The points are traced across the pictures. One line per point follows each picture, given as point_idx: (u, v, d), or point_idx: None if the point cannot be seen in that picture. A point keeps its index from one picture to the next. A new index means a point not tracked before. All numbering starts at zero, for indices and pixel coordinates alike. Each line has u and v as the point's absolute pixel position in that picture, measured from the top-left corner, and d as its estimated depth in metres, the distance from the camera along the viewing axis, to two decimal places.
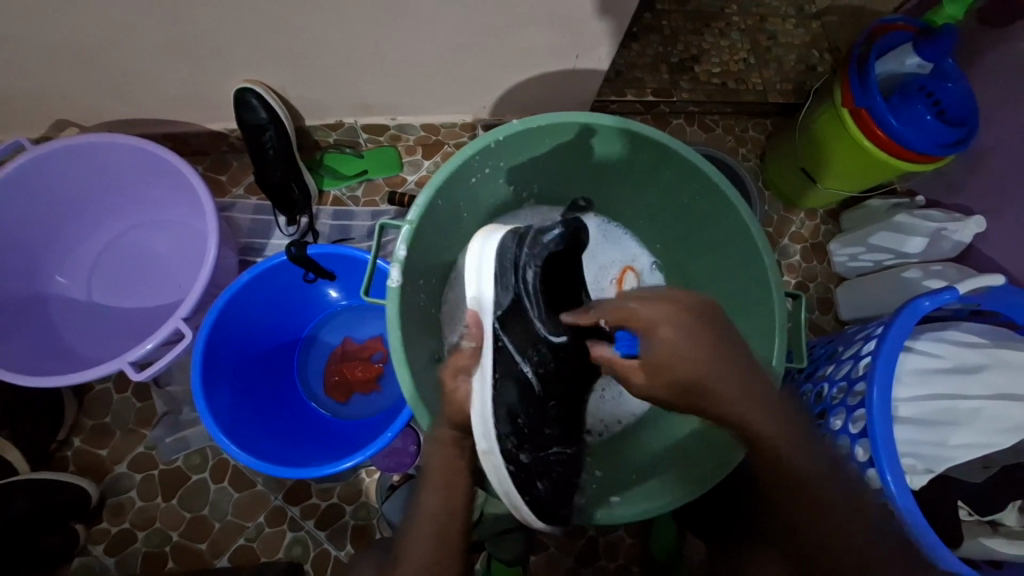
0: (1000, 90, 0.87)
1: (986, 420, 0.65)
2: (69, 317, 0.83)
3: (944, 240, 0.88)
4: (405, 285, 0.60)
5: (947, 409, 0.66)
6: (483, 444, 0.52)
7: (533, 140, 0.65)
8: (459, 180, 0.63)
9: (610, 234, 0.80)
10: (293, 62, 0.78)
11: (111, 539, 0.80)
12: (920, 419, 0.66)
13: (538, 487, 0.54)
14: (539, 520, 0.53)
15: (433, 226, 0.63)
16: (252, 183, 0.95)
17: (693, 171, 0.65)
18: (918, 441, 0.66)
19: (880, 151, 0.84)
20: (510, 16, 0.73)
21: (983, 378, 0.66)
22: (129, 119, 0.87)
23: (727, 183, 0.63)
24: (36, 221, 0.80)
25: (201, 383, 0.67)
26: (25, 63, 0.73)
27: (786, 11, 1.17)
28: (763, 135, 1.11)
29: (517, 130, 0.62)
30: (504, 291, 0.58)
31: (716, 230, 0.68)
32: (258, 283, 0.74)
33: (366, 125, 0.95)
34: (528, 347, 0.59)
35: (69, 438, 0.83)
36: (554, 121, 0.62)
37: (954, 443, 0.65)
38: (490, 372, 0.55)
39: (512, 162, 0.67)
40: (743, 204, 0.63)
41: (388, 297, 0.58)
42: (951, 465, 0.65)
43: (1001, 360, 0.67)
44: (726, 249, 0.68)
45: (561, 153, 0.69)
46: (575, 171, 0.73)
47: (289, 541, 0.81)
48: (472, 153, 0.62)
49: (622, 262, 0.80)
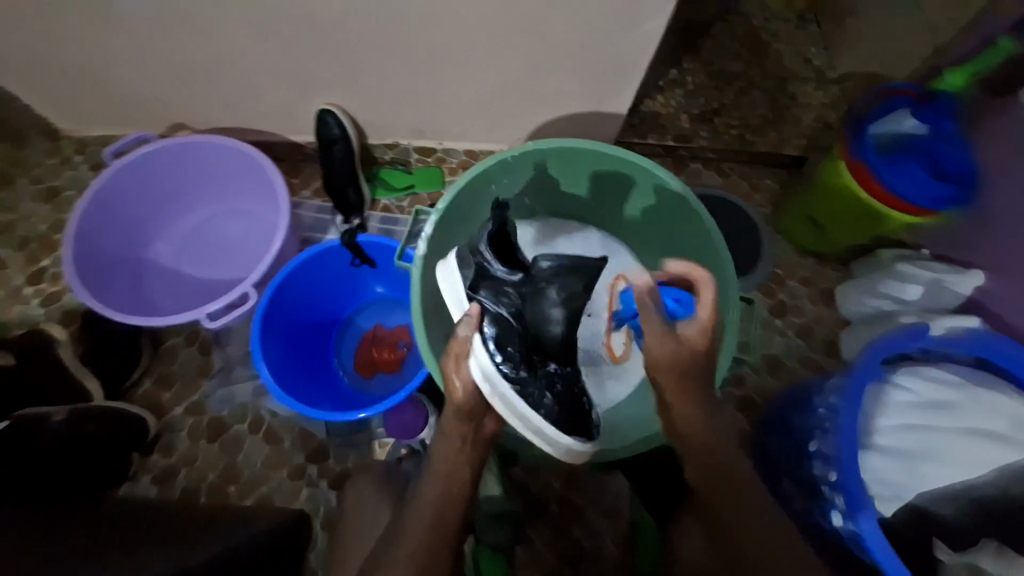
0: (1000, 157, 0.89)
1: (956, 454, 0.68)
2: (159, 280, 1.01)
3: (944, 290, 0.93)
4: (427, 259, 0.72)
5: (919, 441, 0.69)
6: (492, 393, 0.63)
7: (540, 159, 0.77)
8: (476, 186, 0.76)
9: (609, 245, 0.86)
10: (364, 89, 0.96)
11: (157, 472, 0.93)
12: (892, 449, 0.69)
13: (546, 400, 0.63)
14: (564, 435, 0.63)
15: (453, 217, 0.76)
16: (318, 187, 1.13)
17: (676, 196, 0.75)
18: (888, 471, 0.68)
19: (877, 202, 0.91)
20: (544, 65, 0.89)
21: (959, 415, 0.69)
22: (231, 127, 1.08)
23: (696, 201, 0.72)
24: (149, 199, 1.00)
25: (259, 337, 0.81)
26: (165, 79, 0.95)
27: (806, 75, 1.28)
28: (777, 185, 1.18)
29: (528, 150, 0.73)
30: (466, 268, 0.69)
31: (693, 249, 0.77)
32: (313, 265, 0.88)
33: (417, 146, 1.13)
34: (501, 298, 0.66)
35: (140, 380, 0.98)
36: (559, 145, 0.73)
37: (925, 474, 0.68)
38: (479, 351, 0.64)
39: (524, 176, 0.79)
40: (715, 227, 0.71)
41: (414, 265, 0.71)
42: (921, 494, 0.68)
43: (978, 400, 0.70)
44: (701, 267, 0.77)
45: (567, 175, 0.80)
46: (581, 181, 0.82)
47: (304, 496, 0.91)
48: (492, 163, 0.74)
49: (615, 271, 0.85)
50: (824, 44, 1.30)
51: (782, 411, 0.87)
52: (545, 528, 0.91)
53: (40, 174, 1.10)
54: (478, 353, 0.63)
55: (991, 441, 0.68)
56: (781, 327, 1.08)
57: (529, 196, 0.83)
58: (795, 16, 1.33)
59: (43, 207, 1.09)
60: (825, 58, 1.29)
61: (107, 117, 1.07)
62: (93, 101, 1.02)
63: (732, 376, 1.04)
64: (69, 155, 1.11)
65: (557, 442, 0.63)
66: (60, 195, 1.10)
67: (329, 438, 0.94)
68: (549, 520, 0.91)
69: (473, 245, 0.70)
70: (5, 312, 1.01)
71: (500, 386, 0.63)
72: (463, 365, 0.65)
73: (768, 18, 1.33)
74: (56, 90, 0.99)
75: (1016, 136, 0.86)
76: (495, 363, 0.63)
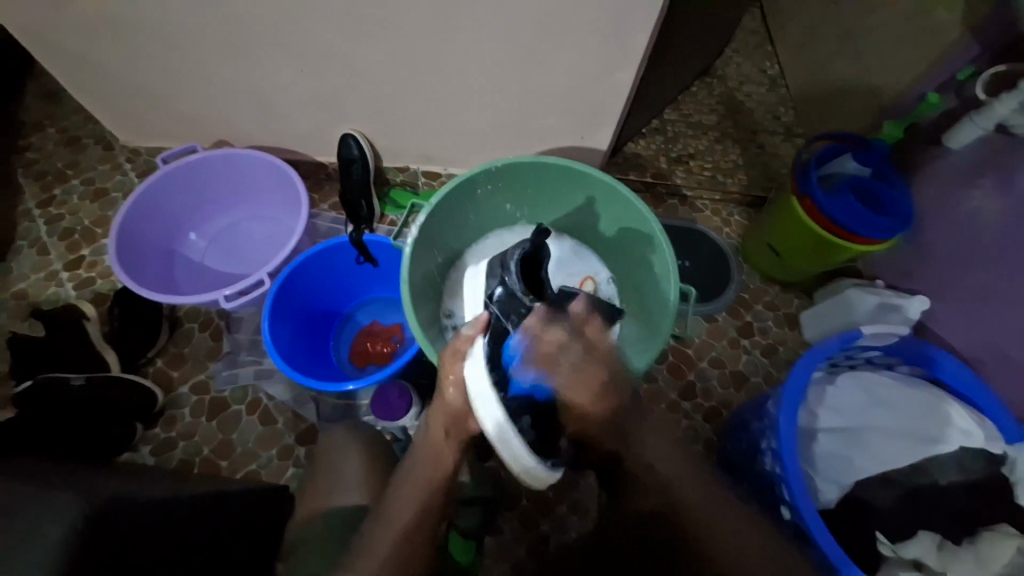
0: (938, 197, 1.01)
1: (882, 445, 0.79)
2: (185, 271, 1.13)
3: (893, 313, 1.04)
4: (416, 249, 0.83)
5: (852, 434, 0.81)
6: (481, 411, 0.59)
7: (521, 173, 0.88)
8: (463, 190, 0.86)
9: (580, 252, 0.97)
10: (383, 119, 1.12)
11: (157, 443, 1.00)
12: (831, 442, 0.80)
13: (524, 423, 0.60)
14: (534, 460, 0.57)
15: (441, 214, 0.87)
16: (335, 202, 1.28)
17: (633, 208, 0.86)
18: (831, 460, 0.80)
19: (824, 231, 1.01)
20: (536, 104, 1.05)
21: (885, 411, 0.81)
22: (264, 145, 1.24)
23: (651, 212, 0.83)
24: (186, 201, 1.14)
25: (269, 317, 0.91)
26: (215, 102, 1.12)
27: (775, 129, 1.42)
28: (746, 221, 1.30)
29: (511, 161, 0.85)
30: (494, 278, 0.79)
31: (643, 254, 0.89)
32: (321, 260, 1.00)
33: (425, 170, 1.28)
34: (512, 314, 0.69)
35: (154, 359, 1.07)
36: (537, 161, 0.86)
37: (858, 462, 0.79)
38: (479, 353, 0.63)
39: (507, 186, 0.90)
40: (665, 236, 0.82)
41: (404, 252, 0.81)
42: (856, 481, 0.78)
43: (901, 399, 0.82)
44: (651, 267, 0.87)
45: (542, 187, 0.92)
46: (553, 194, 0.93)
47: (290, 474, 0.98)
48: (479, 172, 0.85)
49: (585, 273, 0.96)
50: (793, 103, 1.46)
51: (742, 416, 0.94)
52: (514, 518, 0.96)
53: (92, 177, 1.27)
54: (477, 356, 0.63)
55: (915, 437, 0.79)
56: (748, 347, 1.16)
57: (510, 203, 0.94)
58: (767, 79, 1.50)
59: (91, 205, 1.24)
60: (793, 116, 1.44)
61: (159, 131, 1.24)
62: (151, 117, 1.19)
63: (700, 388, 1.11)
64: (121, 162, 1.28)
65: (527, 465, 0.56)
66: (107, 196, 1.25)
67: (318, 422, 1.02)
68: (518, 511, 0.97)
69: (504, 260, 0.79)
70: (43, 293, 1.13)
71: (486, 391, 0.59)
72: (458, 365, 0.64)
73: (743, 80, 1.50)
74: (122, 106, 1.17)
75: (951, 179, 0.99)
76: (487, 371, 0.61)
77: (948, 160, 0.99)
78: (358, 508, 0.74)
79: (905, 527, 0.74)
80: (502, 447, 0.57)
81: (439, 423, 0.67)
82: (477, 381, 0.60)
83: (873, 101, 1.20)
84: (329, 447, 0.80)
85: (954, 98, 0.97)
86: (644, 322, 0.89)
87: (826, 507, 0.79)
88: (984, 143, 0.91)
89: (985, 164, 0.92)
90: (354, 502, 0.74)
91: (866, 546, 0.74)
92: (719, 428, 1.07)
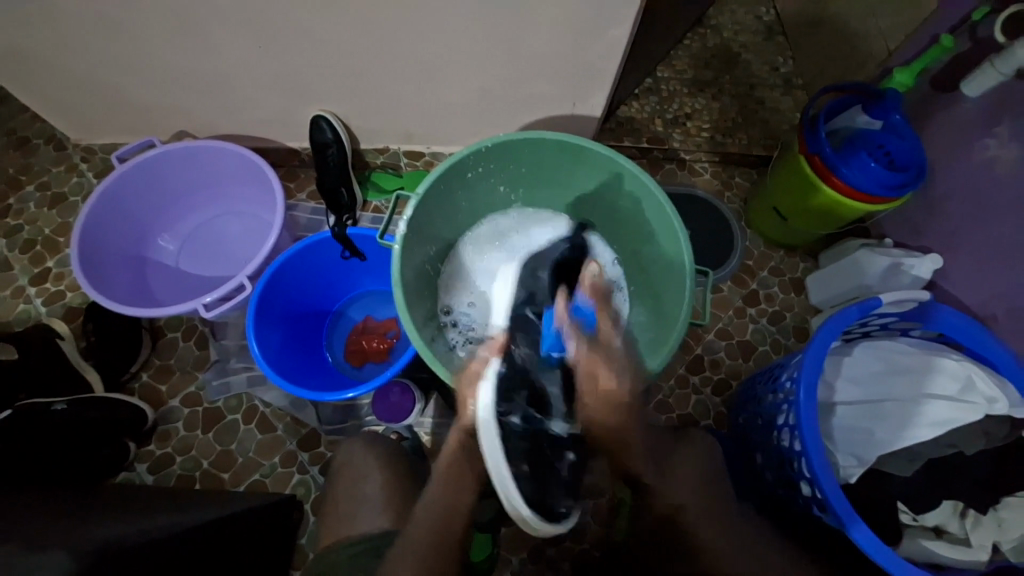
0: (950, 147, 0.96)
1: (913, 416, 0.77)
2: (161, 277, 1.06)
3: (904, 273, 1.00)
4: (406, 243, 0.76)
5: (875, 406, 0.79)
6: (485, 439, 0.58)
7: (510, 152, 0.81)
8: (452, 174, 0.79)
9: None
10: (356, 98, 1.03)
11: (153, 460, 0.97)
12: (851, 413, 0.80)
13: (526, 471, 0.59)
14: (525, 505, 0.56)
15: (428, 203, 0.79)
16: (313, 190, 1.20)
17: (631, 177, 0.80)
18: (848, 435, 0.79)
19: (836, 193, 0.95)
20: (521, 71, 0.96)
21: (912, 378, 0.79)
22: (231, 134, 1.14)
23: (659, 187, 0.77)
24: (148, 201, 1.04)
25: (254, 328, 0.85)
26: (170, 89, 1.01)
27: (774, 82, 1.34)
28: (747, 183, 1.25)
29: (501, 141, 0.78)
30: (521, 289, 0.81)
31: (644, 225, 0.84)
32: (301, 257, 0.93)
33: (407, 150, 1.20)
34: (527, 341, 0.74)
35: (139, 372, 1.02)
36: (527, 138, 0.78)
37: (881, 434, 0.77)
38: (494, 376, 0.64)
39: (500, 164, 0.83)
40: (669, 203, 0.77)
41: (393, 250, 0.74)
42: (880, 453, 0.77)
43: (930, 366, 0.79)
44: (655, 236, 0.83)
45: (536, 165, 0.85)
46: (546, 173, 0.86)
47: (295, 481, 0.96)
48: (467, 154, 0.78)
49: None
50: (791, 52, 1.37)
51: (755, 388, 0.91)
52: None
53: (48, 181, 1.17)
54: (491, 376, 0.64)
55: (943, 401, 0.76)
56: (754, 316, 1.13)
57: (504, 185, 0.87)
58: (763, 26, 1.40)
59: (49, 211, 1.15)
60: (792, 66, 1.36)
61: (113, 124, 1.13)
62: (103, 109, 1.08)
63: (708, 362, 1.09)
64: (76, 163, 1.18)
65: (519, 509, 0.56)
66: (66, 201, 1.16)
67: (319, 425, 0.98)
68: None
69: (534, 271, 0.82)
70: (11, 311, 1.06)
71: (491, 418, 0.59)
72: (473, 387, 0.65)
73: (738, 29, 1.39)
74: (67, 99, 1.05)
75: (962, 129, 0.94)
76: (495, 392, 0.62)
77: (962, 107, 0.93)
78: (376, 521, 0.72)
79: (928, 498, 0.74)
80: (498, 483, 0.57)
81: (457, 440, 0.65)
82: (485, 400, 0.61)
83: (879, 45, 1.11)
84: (349, 463, 0.78)
85: (967, 41, 0.90)
86: (650, 303, 0.86)
87: (846, 481, 0.78)
88: (1001, 88, 0.86)
89: (1001, 110, 0.87)
90: (371, 515, 0.73)
91: (880, 512, 0.76)
92: (729, 400, 1.05)
